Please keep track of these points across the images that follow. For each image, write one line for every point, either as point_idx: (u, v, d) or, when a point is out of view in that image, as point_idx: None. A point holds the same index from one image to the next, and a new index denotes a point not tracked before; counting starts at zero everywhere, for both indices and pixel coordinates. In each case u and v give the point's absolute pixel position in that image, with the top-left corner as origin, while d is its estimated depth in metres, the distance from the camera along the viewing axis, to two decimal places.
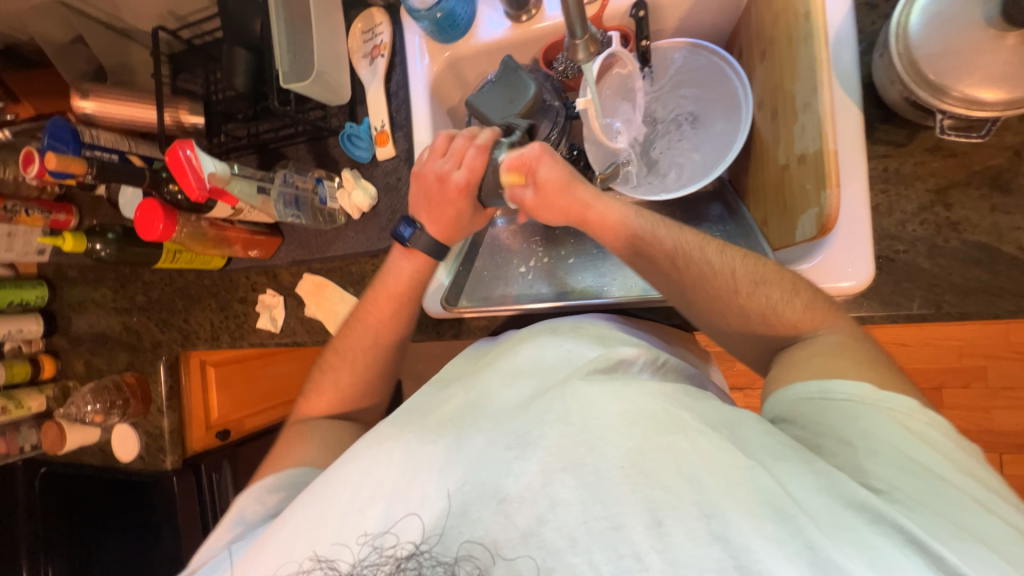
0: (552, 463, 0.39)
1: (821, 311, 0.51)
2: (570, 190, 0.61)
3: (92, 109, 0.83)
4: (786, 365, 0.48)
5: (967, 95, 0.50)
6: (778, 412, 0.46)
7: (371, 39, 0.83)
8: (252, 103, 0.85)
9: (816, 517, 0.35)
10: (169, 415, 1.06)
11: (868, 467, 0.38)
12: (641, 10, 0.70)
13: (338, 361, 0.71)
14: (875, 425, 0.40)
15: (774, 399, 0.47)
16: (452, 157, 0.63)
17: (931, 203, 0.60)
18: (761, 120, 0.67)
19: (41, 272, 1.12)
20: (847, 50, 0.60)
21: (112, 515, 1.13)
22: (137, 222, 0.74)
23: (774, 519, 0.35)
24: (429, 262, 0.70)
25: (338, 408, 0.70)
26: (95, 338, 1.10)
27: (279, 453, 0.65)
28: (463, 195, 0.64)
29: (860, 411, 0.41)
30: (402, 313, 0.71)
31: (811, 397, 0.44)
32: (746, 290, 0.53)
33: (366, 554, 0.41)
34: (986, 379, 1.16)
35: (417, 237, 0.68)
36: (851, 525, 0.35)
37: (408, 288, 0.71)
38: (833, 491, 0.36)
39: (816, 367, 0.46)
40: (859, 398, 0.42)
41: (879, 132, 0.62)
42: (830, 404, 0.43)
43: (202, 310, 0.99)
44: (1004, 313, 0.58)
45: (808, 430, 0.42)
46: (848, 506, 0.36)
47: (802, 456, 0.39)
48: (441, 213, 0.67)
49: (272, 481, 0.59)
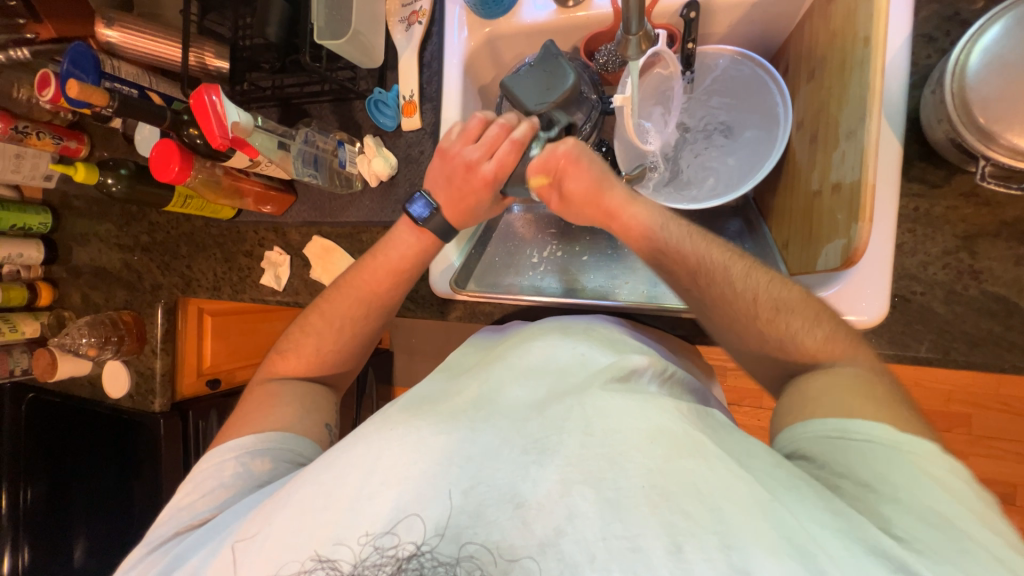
0: (572, 473, 0.39)
1: (842, 342, 0.51)
2: (601, 192, 0.62)
3: (115, 38, 0.81)
4: (799, 400, 0.50)
5: (1013, 144, 0.49)
6: (790, 448, 0.47)
7: (410, 4, 0.80)
8: (281, 54, 0.82)
9: (838, 560, 0.35)
10: (162, 357, 1.05)
11: (889, 514, 0.38)
12: (692, 11, 0.67)
13: (321, 325, 0.70)
14: (893, 468, 0.41)
15: (791, 433, 0.48)
16: (483, 145, 0.64)
17: (957, 249, 0.60)
18: (798, 141, 0.65)
19: (46, 199, 1.11)
20: (899, 82, 0.58)
21: (96, 447, 1.14)
22: (152, 161, 0.72)
23: (798, 558, 0.34)
24: (433, 241, 0.70)
25: (315, 371, 0.70)
26: (95, 271, 1.09)
27: (252, 413, 0.65)
28: (487, 186, 0.66)
29: (876, 452, 0.42)
30: (394, 287, 0.70)
31: (827, 435, 0.45)
32: (766, 316, 0.54)
33: (366, 555, 0.40)
34: (969, 426, 1.18)
35: (431, 219, 0.68)
36: (873, 572, 0.34)
37: (410, 265, 0.70)
38: (854, 536, 0.36)
39: (832, 400, 0.47)
40: (878, 439, 0.43)
41: (916, 169, 0.61)
42: (844, 440, 0.44)
43: (205, 257, 0.98)
44: (1010, 367, 0.58)
45: (824, 469, 0.43)
46: (868, 552, 0.36)
47: (820, 495, 0.39)
48: (458, 198, 0.67)
49: (251, 445, 0.60)
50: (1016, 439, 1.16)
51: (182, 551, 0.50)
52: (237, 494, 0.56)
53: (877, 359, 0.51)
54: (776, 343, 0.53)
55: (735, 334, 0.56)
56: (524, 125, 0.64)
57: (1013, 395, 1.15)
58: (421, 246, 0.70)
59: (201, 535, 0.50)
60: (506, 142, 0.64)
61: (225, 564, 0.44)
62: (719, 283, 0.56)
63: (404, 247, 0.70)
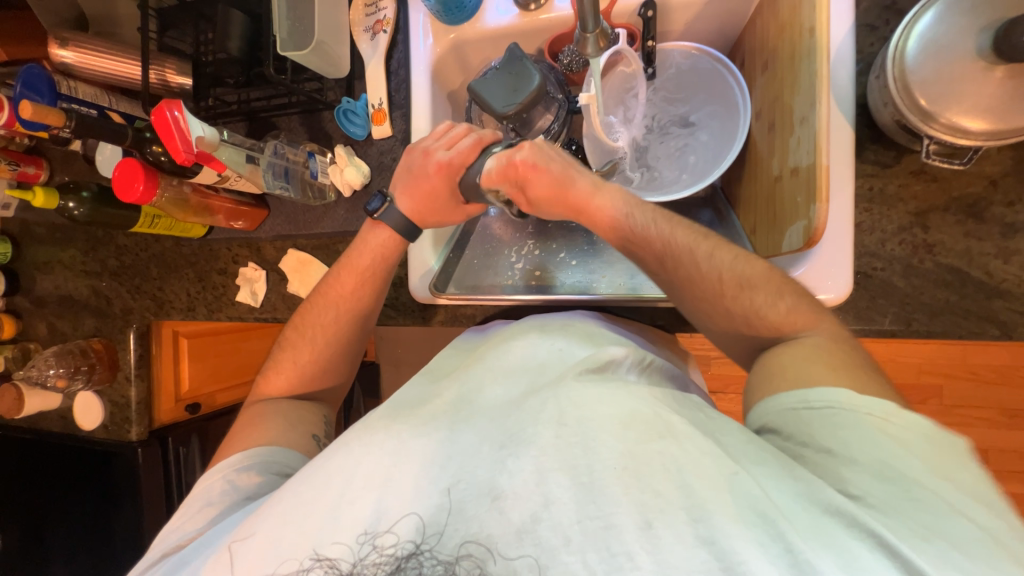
0: (547, 462, 0.40)
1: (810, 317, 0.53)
2: (569, 177, 0.62)
3: (71, 59, 0.79)
4: (766, 374, 0.51)
5: (952, 122, 0.53)
6: (759, 421, 0.49)
7: (374, 13, 0.81)
8: (246, 68, 0.81)
9: (795, 525, 0.36)
10: (137, 384, 1.02)
11: (846, 476, 0.40)
12: (649, 10, 0.70)
13: (299, 339, 0.70)
14: (854, 432, 0.42)
15: (762, 409, 0.49)
16: (444, 140, 0.67)
17: (910, 225, 0.63)
18: (758, 129, 0.68)
19: (5, 228, 1.07)
20: (845, 70, 0.61)
21: (70, 484, 1.09)
22: (115, 182, 0.70)
23: (758, 525, 0.36)
24: (398, 240, 0.69)
25: (300, 386, 0.70)
26: (61, 300, 1.05)
27: (240, 433, 0.64)
28: (441, 173, 0.66)
29: (839, 420, 0.43)
30: (366, 290, 0.70)
31: (793, 407, 0.46)
32: (737, 285, 0.55)
33: (365, 553, 0.39)
34: (941, 397, 1.23)
35: (387, 209, 0.68)
36: (827, 531, 0.36)
37: (374, 263, 0.70)
38: (809, 498, 0.38)
39: (793, 374, 0.48)
40: (840, 405, 0.44)
41: (868, 152, 0.64)
42: (809, 411, 0.45)
43: (178, 278, 0.96)
44: (967, 334, 0.61)
45: (791, 440, 0.45)
46: (823, 512, 0.38)
47: (782, 463, 0.41)
48: (416, 187, 0.67)
49: (237, 462, 0.59)
50: (985, 405, 1.21)
51: (176, 562, 0.49)
52: (227, 508, 0.54)
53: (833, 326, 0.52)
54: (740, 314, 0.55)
55: (713, 314, 0.57)
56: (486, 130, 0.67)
57: (980, 363, 1.20)
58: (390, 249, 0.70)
59: (189, 550, 0.49)
60: (469, 142, 0.66)
61: (223, 563, 0.43)
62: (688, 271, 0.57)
63: (370, 251, 0.70)
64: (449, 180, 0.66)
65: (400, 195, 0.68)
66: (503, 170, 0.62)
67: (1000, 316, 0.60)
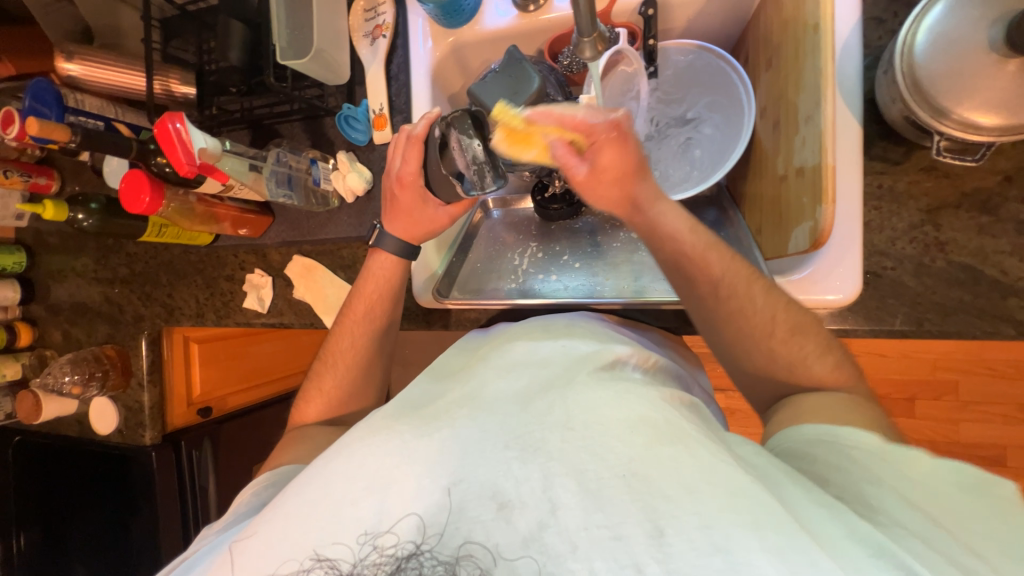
0: (554, 467, 0.40)
1: (839, 369, 0.55)
2: (629, 179, 0.54)
3: (78, 72, 0.80)
4: (795, 412, 0.53)
5: (964, 118, 0.51)
6: (782, 448, 0.50)
7: (372, 18, 0.80)
8: (246, 77, 0.81)
9: (821, 540, 0.35)
10: (150, 389, 1.04)
11: (870, 500, 0.40)
12: (650, 9, 0.69)
13: (324, 367, 0.71)
14: (879, 466, 0.43)
15: (785, 437, 0.51)
16: (398, 152, 0.66)
17: (922, 223, 0.61)
18: (762, 127, 0.67)
19: (19, 238, 1.09)
20: (852, 65, 0.60)
21: (89, 487, 1.11)
22: (122, 194, 0.71)
23: (778, 534, 0.35)
24: (398, 263, 0.71)
25: (328, 412, 0.70)
26: (75, 308, 1.07)
27: (272, 457, 0.66)
28: (410, 188, 0.66)
29: (862, 454, 0.44)
30: (378, 315, 0.71)
31: (817, 436, 0.48)
32: (726, 293, 0.56)
33: (365, 553, 0.40)
34: (956, 393, 1.20)
35: (383, 238, 0.70)
36: (851, 547, 0.35)
37: (382, 287, 0.71)
38: (833, 518, 0.38)
39: (824, 413, 0.50)
40: (867, 445, 0.45)
41: (877, 148, 0.63)
42: (834, 442, 0.46)
43: (186, 285, 0.98)
44: (982, 334, 0.60)
45: (816, 465, 0.46)
46: (847, 533, 0.36)
47: (802, 484, 0.41)
48: (397, 208, 0.69)
49: (267, 479, 0.60)
50: (1002, 401, 1.19)
51: (189, 562, 0.50)
52: (244, 513, 0.55)
53: (842, 356, 0.56)
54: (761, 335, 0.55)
55: (739, 339, 0.56)
56: (425, 120, 0.63)
57: (997, 359, 1.18)
58: (393, 272, 0.71)
59: (201, 551, 0.50)
60: (410, 142, 0.63)
61: (225, 564, 0.44)
62: (693, 277, 0.57)
63: (380, 277, 0.71)
64: (416, 188, 0.66)
65: (388, 220, 0.70)
66: (583, 126, 0.50)
67: (1016, 315, 0.59)
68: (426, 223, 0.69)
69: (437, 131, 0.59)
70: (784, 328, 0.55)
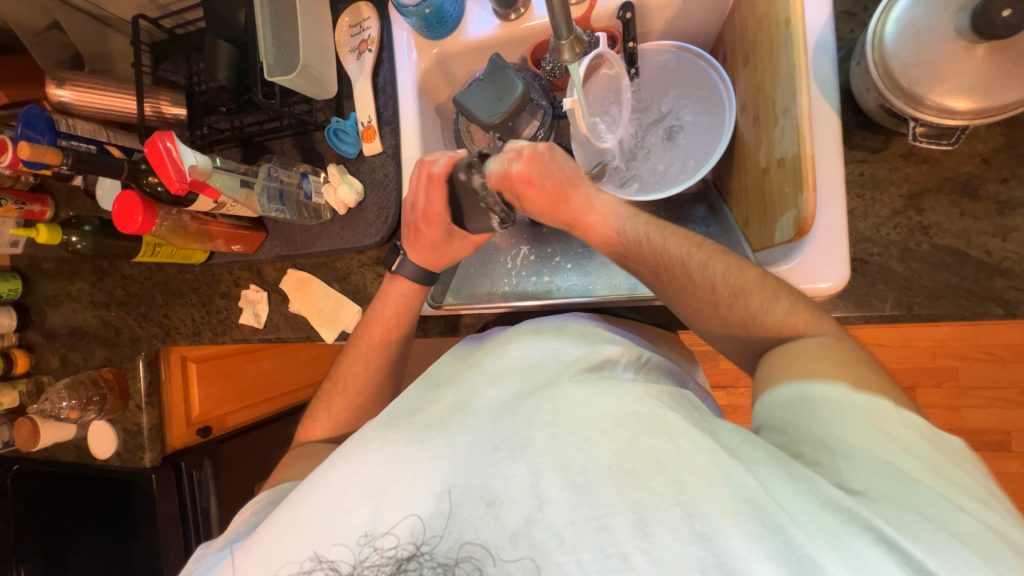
0: (541, 463, 0.40)
1: (803, 315, 0.50)
2: (566, 195, 0.61)
3: (69, 97, 0.81)
4: (767, 370, 0.49)
5: (938, 103, 0.52)
6: (757, 418, 0.47)
7: (358, 33, 0.82)
8: (236, 95, 0.83)
9: (797, 519, 0.36)
10: (148, 411, 1.03)
11: (846, 471, 0.39)
12: (629, 12, 0.71)
13: (334, 389, 0.71)
14: (852, 428, 0.41)
15: (760, 406, 0.48)
16: (416, 189, 0.66)
17: (904, 208, 0.62)
18: (744, 122, 0.68)
19: (14, 265, 1.09)
20: (826, 58, 0.61)
21: (89, 514, 1.10)
22: (115, 215, 0.71)
23: (755, 517, 0.36)
24: (417, 289, 0.71)
25: (334, 432, 0.69)
26: (71, 332, 1.07)
27: (280, 470, 0.65)
28: (437, 223, 0.67)
29: (833, 414, 0.42)
30: (394, 340, 0.71)
31: (789, 399, 0.45)
32: (666, 274, 0.57)
33: (365, 555, 0.40)
34: (957, 379, 1.21)
35: (403, 264, 0.70)
36: (828, 525, 0.36)
37: (398, 312, 0.71)
38: (811, 495, 0.38)
39: (794, 366, 0.47)
40: (837, 400, 0.43)
41: (856, 137, 0.64)
42: (805, 403, 0.44)
43: (182, 304, 0.98)
44: (971, 314, 0.60)
45: (789, 437, 0.43)
46: (824, 507, 0.37)
47: (780, 462, 0.40)
48: (421, 238, 0.69)
49: (267, 497, 0.59)
50: (1003, 386, 1.19)
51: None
52: (244, 530, 0.55)
53: (801, 302, 0.52)
54: (709, 304, 0.54)
55: (695, 315, 0.56)
56: (442, 159, 0.63)
57: (995, 343, 1.18)
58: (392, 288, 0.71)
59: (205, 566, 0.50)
60: (425, 182, 0.64)
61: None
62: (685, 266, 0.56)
63: (394, 301, 0.71)
64: (441, 224, 0.67)
65: (410, 248, 0.70)
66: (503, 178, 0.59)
67: (1004, 296, 0.59)
68: (453, 253, 0.71)
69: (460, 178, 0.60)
70: (726, 297, 0.53)
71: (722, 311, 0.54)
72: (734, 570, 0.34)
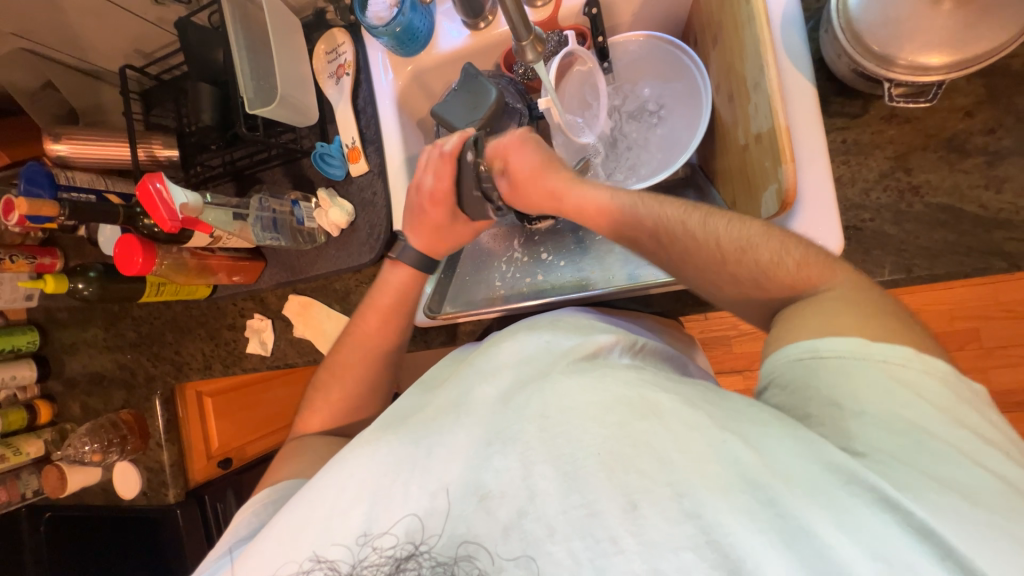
0: (532, 455, 0.40)
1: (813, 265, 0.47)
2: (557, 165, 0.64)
3: (66, 151, 0.83)
4: (784, 321, 0.45)
5: (912, 61, 0.52)
6: (765, 377, 0.44)
7: (335, 58, 0.84)
8: (223, 133, 0.84)
9: (795, 487, 0.35)
10: (168, 447, 1.05)
11: (853, 430, 0.37)
12: (593, 8, 0.72)
13: (331, 378, 0.71)
14: (861, 383, 0.39)
15: (766, 360, 0.45)
16: (427, 168, 0.68)
17: (892, 170, 0.61)
18: (720, 102, 0.68)
19: (30, 317, 1.12)
20: (794, 31, 0.62)
21: (119, 554, 1.12)
22: (116, 258, 0.73)
23: (749, 492, 0.35)
24: (417, 274, 0.72)
25: (333, 424, 0.70)
26: (90, 378, 1.10)
27: (276, 468, 0.65)
28: (439, 204, 0.68)
29: (845, 370, 0.39)
30: (392, 329, 0.71)
31: (799, 357, 0.42)
32: (668, 239, 0.54)
33: (364, 554, 0.41)
34: (980, 340, 1.17)
35: (400, 247, 0.71)
36: (827, 491, 0.35)
37: (398, 302, 0.71)
38: (810, 456, 0.36)
39: (821, 319, 0.43)
40: (848, 353, 0.40)
41: (835, 105, 0.64)
42: (817, 360, 0.41)
43: (192, 339, 1.00)
44: (973, 271, 0.59)
45: (795, 397, 0.41)
46: (824, 469, 0.35)
47: (784, 425, 0.39)
48: (422, 221, 0.70)
49: (267, 496, 0.60)
50: None
51: None
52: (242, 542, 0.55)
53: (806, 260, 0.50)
54: (716, 265, 0.51)
55: (702, 277, 0.53)
56: (454, 138, 0.66)
57: (1016, 300, 1.14)
58: (394, 279, 0.71)
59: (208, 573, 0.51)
60: (442, 160, 0.66)
61: None
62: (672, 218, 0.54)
63: (392, 288, 0.72)
64: (446, 206, 0.68)
65: (410, 232, 0.71)
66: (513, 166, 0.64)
67: (1005, 248, 0.58)
68: (451, 240, 0.71)
69: (471, 157, 0.64)
70: (733, 253, 0.50)
71: (731, 269, 0.50)
72: (723, 545, 0.34)
